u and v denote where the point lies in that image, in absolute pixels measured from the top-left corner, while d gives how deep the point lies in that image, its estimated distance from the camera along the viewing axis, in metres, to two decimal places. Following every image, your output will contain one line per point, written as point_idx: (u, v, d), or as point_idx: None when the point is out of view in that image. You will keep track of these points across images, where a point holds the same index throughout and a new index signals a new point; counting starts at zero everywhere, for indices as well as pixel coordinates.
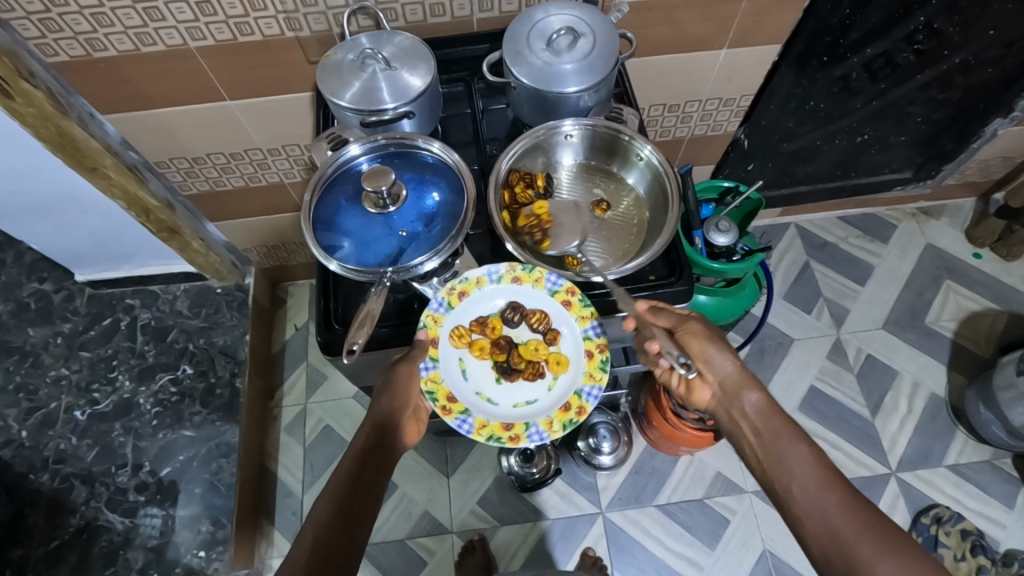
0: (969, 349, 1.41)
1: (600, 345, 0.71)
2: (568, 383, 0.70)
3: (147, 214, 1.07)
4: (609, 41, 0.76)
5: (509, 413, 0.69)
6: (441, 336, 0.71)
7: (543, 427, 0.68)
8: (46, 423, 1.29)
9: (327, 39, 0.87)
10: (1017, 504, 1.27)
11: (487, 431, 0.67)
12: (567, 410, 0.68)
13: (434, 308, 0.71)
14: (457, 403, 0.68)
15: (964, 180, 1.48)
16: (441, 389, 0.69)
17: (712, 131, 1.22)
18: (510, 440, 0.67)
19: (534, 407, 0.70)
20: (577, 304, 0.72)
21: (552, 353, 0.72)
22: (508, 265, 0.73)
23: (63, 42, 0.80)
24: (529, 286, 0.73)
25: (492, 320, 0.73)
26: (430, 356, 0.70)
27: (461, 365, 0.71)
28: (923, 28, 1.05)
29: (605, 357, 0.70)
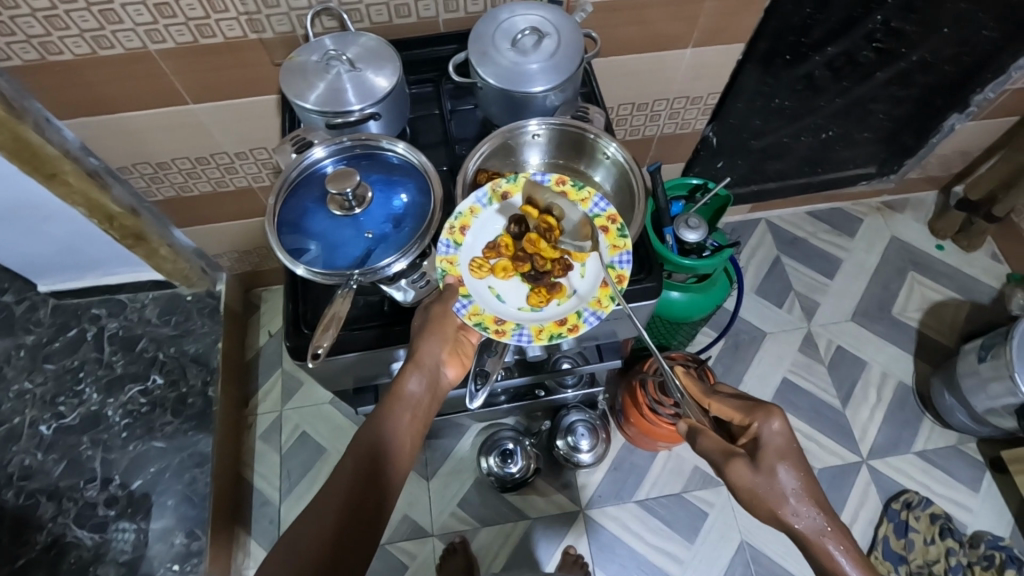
0: (934, 338, 1.44)
1: (610, 217, 0.72)
2: (598, 263, 0.70)
3: (110, 222, 1.05)
4: (574, 40, 0.76)
5: (558, 311, 0.68)
6: (463, 274, 0.70)
7: (595, 308, 0.67)
8: (9, 439, 1.26)
9: (292, 41, 0.86)
10: (983, 487, 1.31)
11: (546, 332, 0.67)
12: (608, 285, 0.68)
13: (444, 252, 0.70)
14: (507, 322, 0.67)
15: (926, 174, 1.52)
16: (487, 315, 0.67)
17: (682, 129, 1.23)
18: (571, 330, 0.66)
19: (577, 297, 0.69)
20: (572, 190, 0.73)
21: (570, 246, 0.71)
22: (491, 185, 0.74)
23: (17, 46, 0.78)
24: (520, 195, 0.74)
25: (501, 240, 0.72)
26: (462, 294, 0.68)
27: (494, 291, 0.70)
28: (881, 27, 1.07)
29: (619, 226, 0.71)
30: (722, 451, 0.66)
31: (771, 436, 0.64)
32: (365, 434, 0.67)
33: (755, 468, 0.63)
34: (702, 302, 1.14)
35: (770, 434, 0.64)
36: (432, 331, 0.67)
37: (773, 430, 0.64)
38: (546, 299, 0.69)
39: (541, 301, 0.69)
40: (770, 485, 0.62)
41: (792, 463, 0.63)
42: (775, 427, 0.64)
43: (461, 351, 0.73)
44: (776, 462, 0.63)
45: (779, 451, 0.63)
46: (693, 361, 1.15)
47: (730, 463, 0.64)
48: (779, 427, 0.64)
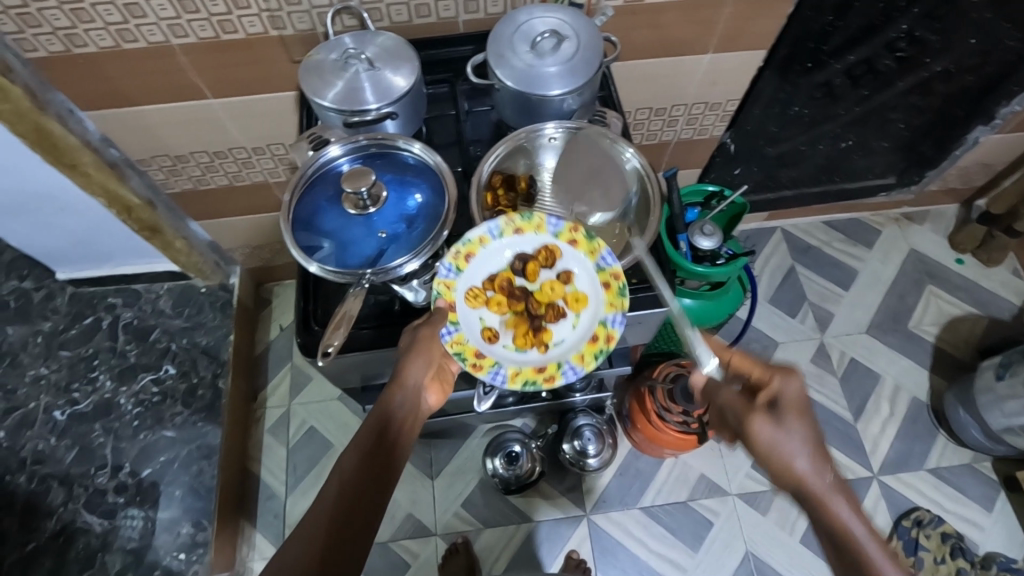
0: (950, 353, 1.42)
1: (615, 274, 0.69)
2: (591, 317, 0.69)
3: (128, 212, 1.06)
4: (593, 44, 0.76)
5: (540, 357, 0.68)
6: (456, 300, 0.69)
7: (576, 363, 0.67)
8: (24, 424, 1.27)
9: (311, 38, 0.86)
10: (996, 507, 1.29)
11: (522, 377, 0.66)
12: (596, 341, 0.67)
13: (444, 275, 0.69)
14: (486, 358, 0.67)
15: (946, 186, 1.50)
16: (468, 347, 0.68)
17: (699, 135, 1.22)
18: (546, 380, 0.66)
19: (563, 346, 0.68)
20: (583, 239, 0.71)
21: (568, 292, 0.70)
22: (506, 218, 0.71)
23: (42, 38, 0.79)
24: (532, 233, 0.72)
25: (503, 274, 0.71)
26: (450, 321, 0.68)
27: (483, 323, 0.70)
28: (904, 36, 1.06)
29: (623, 284, 0.68)
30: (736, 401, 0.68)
31: (788, 394, 0.66)
32: (351, 451, 0.67)
33: (777, 423, 0.65)
34: (714, 308, 1.14)
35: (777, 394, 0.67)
36: (418, 352, 0.67)
37: (783, 386, 0.67)
38: (531, 342, 0.69)
39: (526, 343, 0.68)
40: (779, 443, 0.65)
41: (807, 421, 0.65)
42: (787, 388, 0.67)
43: (444, 376, 0.73)
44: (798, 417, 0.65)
45: (788, 410, 0.66)
46: None
47: (753, 418, 0.66)
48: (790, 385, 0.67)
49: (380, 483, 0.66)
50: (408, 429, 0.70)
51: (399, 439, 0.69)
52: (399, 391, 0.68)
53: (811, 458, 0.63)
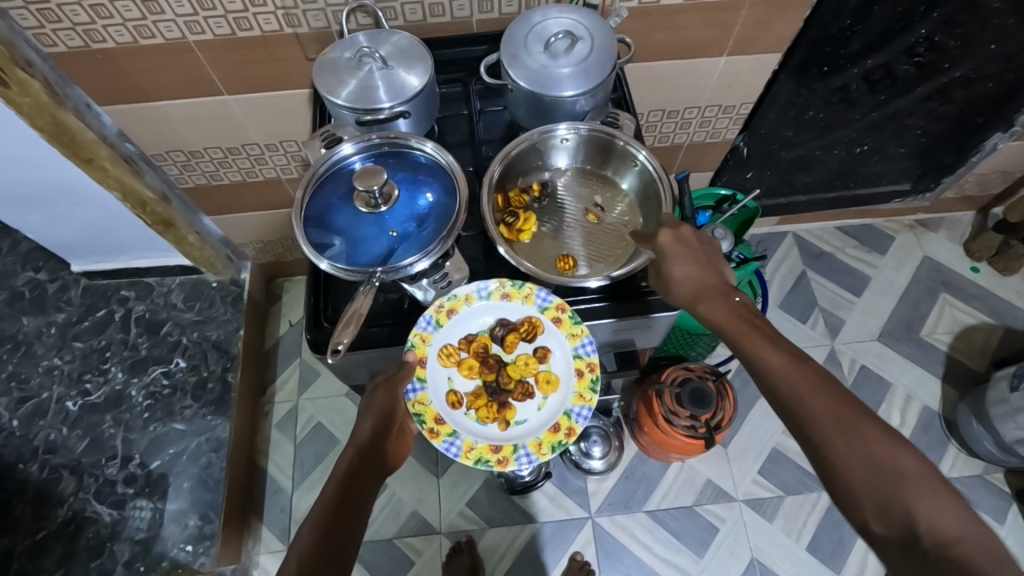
0: (963, 362, 1.41)
1: (590, 364, 0.72)
2: (558, 404, 0.72)
3: (143, 207, 1.07)
4: (607, 45, 0.76)
5: (498, 435, 0.71)
6: (428, 355, 0.72)
7: (531, 450, 0.69)
8: (37, 413, 1.29)
9: (326, 37, 0.87)
10: (1007, 519, 1.27)
11: (475, 454, 0.69)
12: (556, 432, 0.70)
13: (422, 328, 0.72)
14: (445, 426, 0.70)
15: (963, 193, 1.48)
16: (429, 410, 0.70)
17: (712, 138, 1.21)
18: (499, 463, 0.69)
19: (523, 427, 0.71)
20: (567, 320, 0.73)
21: (540, 374, 0.73)
22: (498, 282, 0.74)
23: (62, 33, 0.80)
24: (519, 302, 0.74)
25: (480, 338, 0.74)
26: (417, 377, 0.71)
27: (450, 385, 0.73)
28: (923, 41, 1.05)
29: (595, 376, 0.71)
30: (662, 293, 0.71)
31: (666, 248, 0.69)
32: (310, 521, 0.60)
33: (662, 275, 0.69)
34: None
35: (724, 295, 0.66)
36: (373, 409, 0.67)
37: (684, 265, 0.68)
38: (493, 416, 0.71)
39: (487, 417, 0.71)
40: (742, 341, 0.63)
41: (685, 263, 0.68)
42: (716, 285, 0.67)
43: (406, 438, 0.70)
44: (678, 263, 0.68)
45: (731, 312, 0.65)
46: (710, 373, 1.18)
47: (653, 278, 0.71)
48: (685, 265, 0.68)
49: (348, 544, 0.59)
50: (370, 487, 0.63)
51: (361, 501, 0.62)
52: (356, 452, 0.65)
53: (787, 361, 0.59)
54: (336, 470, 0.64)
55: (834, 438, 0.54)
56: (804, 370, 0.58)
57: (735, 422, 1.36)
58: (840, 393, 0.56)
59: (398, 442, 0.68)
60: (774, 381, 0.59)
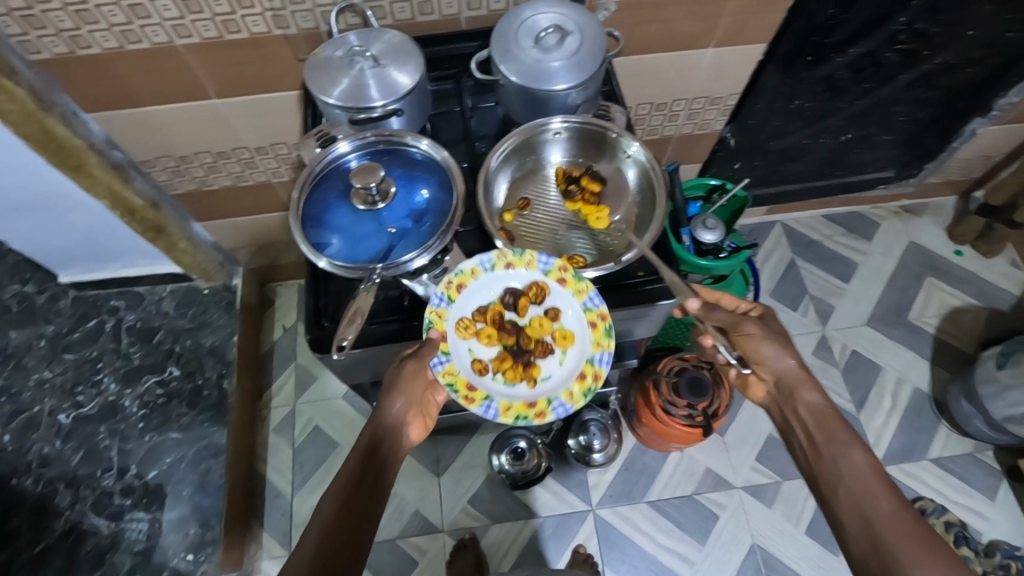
0: (952, 344, 1.43)
1: (601, 315, 0.71)
2: (578, 355, 0.72)
3: (132, 214, 1.06)
4: (597, 39, 0.77)
5: (528, 393, 0.71)
6: (448, 330, 0.71)
7: (565, 400, 0.70)
8: (29, 426, 1.27)
9: (315, 37, 0.87)
10: (999, 496, 1.29)
11: (513, 412, 0.70)
12: (584, 379, 0.70)
13: (435, 305, 0.71)
14: (478, 391, 0.70)
15: (946, 178, 1.51)
16: (460, 379, 0.71)
17: (700, 130, 1.23)
18: (537, 416, 0.70)
19: (550, 382, 0.72)
20: (571, 279, 0.72)
21: (556, 331, 0.72)
22: (498, 252, 0.73)
23: (47, 39, 0.80)
24: (522, 269, 0.73)
25: (492, 307, 0.73)
26: (442, 351, 0.71)
27: (473, 354, 0.72)
28: (905, 29, 1.07)
29: (609, 324, 0.71)
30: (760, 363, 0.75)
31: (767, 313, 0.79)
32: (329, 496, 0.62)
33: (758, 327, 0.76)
34: None
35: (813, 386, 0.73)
36: (404, 385, 0.68)
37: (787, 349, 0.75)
38: (520, 376, 0.72)
39: (515, 377, 0.72)
40: (828, 440, 0.68)
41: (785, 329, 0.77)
42: (812, 383, 0.73)
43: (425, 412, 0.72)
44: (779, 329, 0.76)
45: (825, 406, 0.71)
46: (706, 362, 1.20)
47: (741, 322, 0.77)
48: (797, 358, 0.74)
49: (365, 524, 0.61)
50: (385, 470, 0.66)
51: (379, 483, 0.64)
52: (376, 430, 0.67)
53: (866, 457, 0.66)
54: (357, 445, 0.67)
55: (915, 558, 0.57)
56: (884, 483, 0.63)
57: (733, 410, 1.37)
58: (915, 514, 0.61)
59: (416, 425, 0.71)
60: (855, 477, 0.65)
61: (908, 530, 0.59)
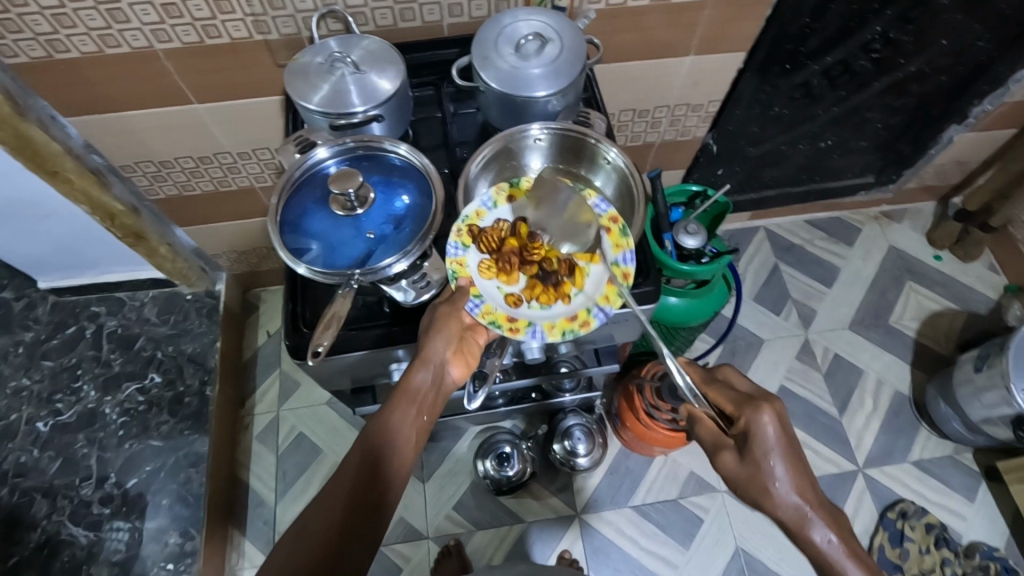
0: (930, 347, 1.45)
1: (612, 218, 0.74)
2: (601, 262, 0.73)
3: (112, 220, 1.06)
4: (576, 46, 0.77)
5: (567, 309, 0.71)
6: (473, 275, 0.72)
7: (604, 305, 0.71)
8: (5, 436, 1.25)
9: (296, 43, 0.87)
10: (978, 497, 1.31)
11: (558, 329, 0.70)
12: (614, 282, 0.72)
13: (454, 254, 0.73)
14: (520, 320, 0.70)
15: (923, 184, 1.53)
16: (499, 315, 0.71)
17: (682, 136, 1.24)
18: (582, 327, 0.70)
19: (584, 294, 0.72)
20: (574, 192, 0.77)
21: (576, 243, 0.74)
22: (496, 188, 0.76)
23: (23, 43, 0.79)
24: (524, 197, 0.77)
25: (509, 241, 0.74)
26: (473, 295, 0.71)
27: (504, 291, 0.73)
28: (879, 38, 1.09)
29: (621, 225, 0.74)
30: (752, 504, 0.64)
31: (759, 432, 0.64)
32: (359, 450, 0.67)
33: (741, 460, 0.64)
34: (700, 306, 1.14)
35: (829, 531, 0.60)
36: (441, 330, 0.68)
37: (789, 476, 0.62)
38: (555, 297, 0.72)
39: (550, 299, 0.72)
40: None
41: (779, 457, 0.63)
42: (821, 523, 0.60)
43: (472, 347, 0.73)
44: (775, 459, 0.63)
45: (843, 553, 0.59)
46: None
47: (719, 457, 0.66)
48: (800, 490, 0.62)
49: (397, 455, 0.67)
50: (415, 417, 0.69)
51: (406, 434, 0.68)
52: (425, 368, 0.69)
53: None
54: (406, 376, 0.69)
55: None
56: None
57: None
58: None
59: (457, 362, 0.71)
60: None
61: None
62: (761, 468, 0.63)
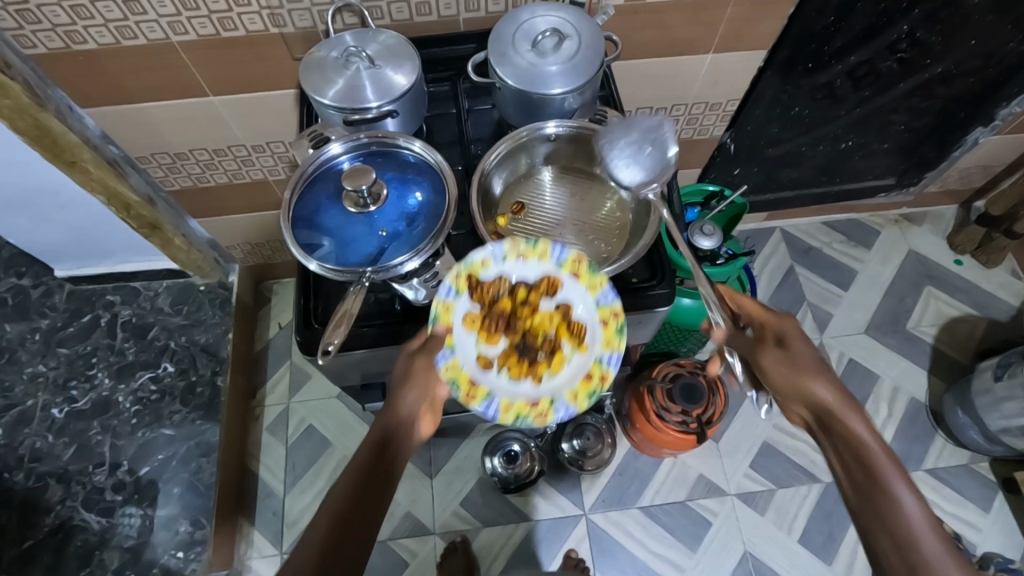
0: (949, 355, 1.42)
1: (614, 312, 0.68)
2: (586, 355, 0.68)
3: (128, 210, 1.06)
4: (594, 42, 0.76)
5: (532, 391, 0.67)
6: (454, 323, 0.68)
7: (569, 402, 0.66)
8: (21, 421, 1.27)
9: (312, 36, 0.86)
10: (994, 508, 1.29)
11: (513, 411, 0.66)
12: (590, 380, 0.67)
13: (444, 296, 0.68)
14: (480, 387, 0.66)
15: (945, 188, 1.50)
16: (462, 374, 0.67)
17: (700, 135, 1.22)
18: (537, 417, 0.65)
19: (555, 382, 0.67)
20: (585, 272, 0.70)
21: (568, 326, 0.69)
22: (510, 243, 0.70)
23: (42, 34, 0.79)
24: (534, 260, 0.71)
25: (502, 302, 0.69)
26: (447, 344, 0.67)
27: (479, 349, 0.68)
28: (905, 37, 1.06)
29: (620, 323, 0.68)
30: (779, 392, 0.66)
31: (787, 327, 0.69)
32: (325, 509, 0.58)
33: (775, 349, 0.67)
34: None
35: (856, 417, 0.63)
36: (414, 377, 0.65)
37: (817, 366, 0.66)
38: (525, 373, 0.68)
39: (520, 374, 0.67)
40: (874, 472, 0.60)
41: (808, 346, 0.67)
42: (854, 409, 0.64)
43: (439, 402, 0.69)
44: (804, 347, 0.67)
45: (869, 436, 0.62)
46: (700, 369, 1.20)
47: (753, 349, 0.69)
48: (866, 429, 0.63)
49: (373, 513, 0.59)
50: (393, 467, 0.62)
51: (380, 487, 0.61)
52: (393, 420, 0.64)
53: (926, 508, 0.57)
54: (372, 432, 0.64)
55: None
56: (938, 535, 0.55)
57: (727, 417, 1.36)
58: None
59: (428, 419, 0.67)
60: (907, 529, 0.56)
61: None
62: (790, 352, 0.67)
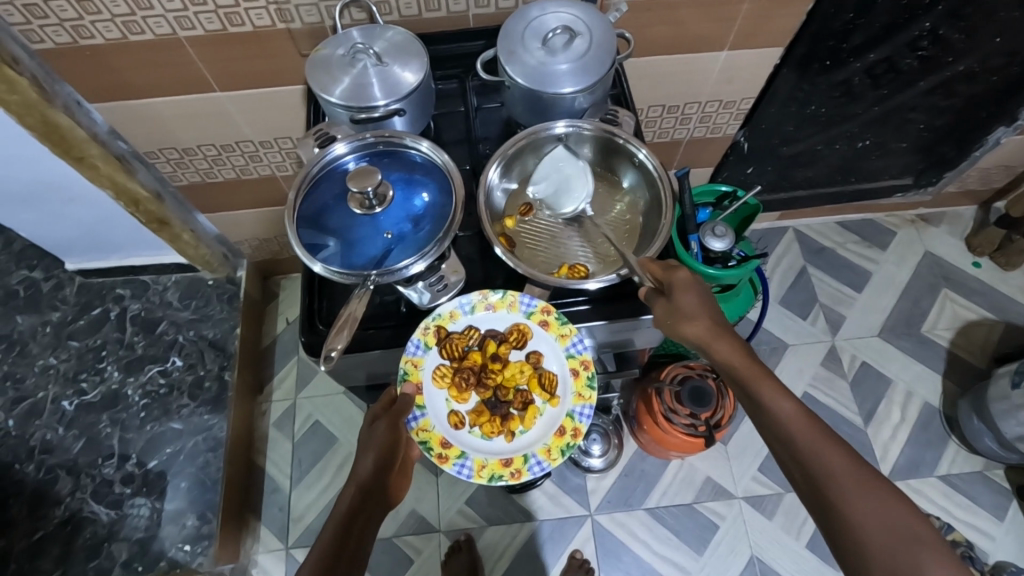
0: (964, 359, 1.40)
1: (584, 362, 0.72)
2: (558, 409, 0.71)
3: (136, 206, 1.06)
4: (606, 41, 0.74)
5: (506, 447, 0.70)
6: (424, 380, 0.70)
7: (543, 457, 0.69)
8: (33, 413, 1.28)
9: (319, 32, 0.85)
10: (1008, 516, 1.26)
11: (488, 471, 0.68)
12: (563, 435, 0.70)
13: (412, 353, 0.70)
14: (452, 448, 0.69)
15: (965, 188, 1.47)
16: (434, 435, 0.69)
17: (712, 133, 1.20)
18: (512, 475, 0.68)
19: (528, 437, 0.70)
20: (555, 322, 0.73)
21: (539, 379, 0.72)
22: (480, 294, 0.72)
23: (49, 29, 0.79)
24: (504, 311, 0.73)
25: (471, 357, 0.72)
26: (417, 405, 0.70)
27: (450, 406, 0.71)
28: (927, 34, 1.03)
29: (591, 373, 0.71)
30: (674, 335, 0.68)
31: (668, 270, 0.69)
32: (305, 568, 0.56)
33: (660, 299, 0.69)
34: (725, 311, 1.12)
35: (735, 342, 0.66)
36: (376, 441, 0.65)
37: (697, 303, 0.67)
38: (498, 429, 0.71)
39: (492, 431, 0.70)
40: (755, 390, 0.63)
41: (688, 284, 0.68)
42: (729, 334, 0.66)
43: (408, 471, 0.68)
44: (685, 289, 0.67)
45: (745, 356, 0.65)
46: (711, 372, 1.16)
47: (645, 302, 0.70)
48: (737, 351, 0.66)
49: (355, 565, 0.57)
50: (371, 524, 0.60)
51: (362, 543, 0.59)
52: (358, 490, 0.62)
53: (800, 413, 0.60)
54: (336, 509, 0.61)
55: (852, 508, 0.53)
56: (817, 433, 0.58)
57: (736, 420, 1.35)
58: (855, 460, 0.55)
59: (401, 477, 0.65)
60: (788, 435, 0.59)
61: (844, 476, 0.55)
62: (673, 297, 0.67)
